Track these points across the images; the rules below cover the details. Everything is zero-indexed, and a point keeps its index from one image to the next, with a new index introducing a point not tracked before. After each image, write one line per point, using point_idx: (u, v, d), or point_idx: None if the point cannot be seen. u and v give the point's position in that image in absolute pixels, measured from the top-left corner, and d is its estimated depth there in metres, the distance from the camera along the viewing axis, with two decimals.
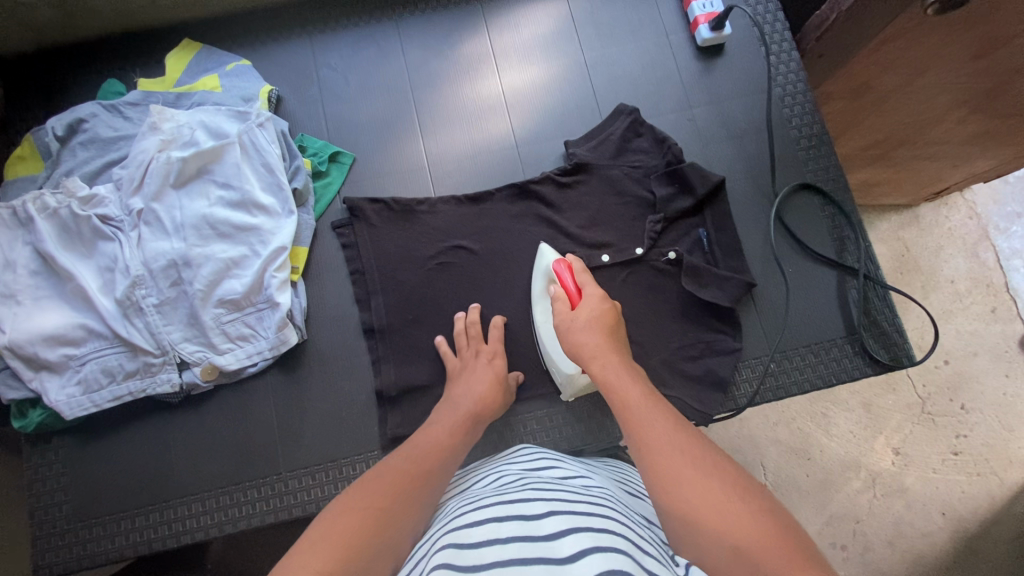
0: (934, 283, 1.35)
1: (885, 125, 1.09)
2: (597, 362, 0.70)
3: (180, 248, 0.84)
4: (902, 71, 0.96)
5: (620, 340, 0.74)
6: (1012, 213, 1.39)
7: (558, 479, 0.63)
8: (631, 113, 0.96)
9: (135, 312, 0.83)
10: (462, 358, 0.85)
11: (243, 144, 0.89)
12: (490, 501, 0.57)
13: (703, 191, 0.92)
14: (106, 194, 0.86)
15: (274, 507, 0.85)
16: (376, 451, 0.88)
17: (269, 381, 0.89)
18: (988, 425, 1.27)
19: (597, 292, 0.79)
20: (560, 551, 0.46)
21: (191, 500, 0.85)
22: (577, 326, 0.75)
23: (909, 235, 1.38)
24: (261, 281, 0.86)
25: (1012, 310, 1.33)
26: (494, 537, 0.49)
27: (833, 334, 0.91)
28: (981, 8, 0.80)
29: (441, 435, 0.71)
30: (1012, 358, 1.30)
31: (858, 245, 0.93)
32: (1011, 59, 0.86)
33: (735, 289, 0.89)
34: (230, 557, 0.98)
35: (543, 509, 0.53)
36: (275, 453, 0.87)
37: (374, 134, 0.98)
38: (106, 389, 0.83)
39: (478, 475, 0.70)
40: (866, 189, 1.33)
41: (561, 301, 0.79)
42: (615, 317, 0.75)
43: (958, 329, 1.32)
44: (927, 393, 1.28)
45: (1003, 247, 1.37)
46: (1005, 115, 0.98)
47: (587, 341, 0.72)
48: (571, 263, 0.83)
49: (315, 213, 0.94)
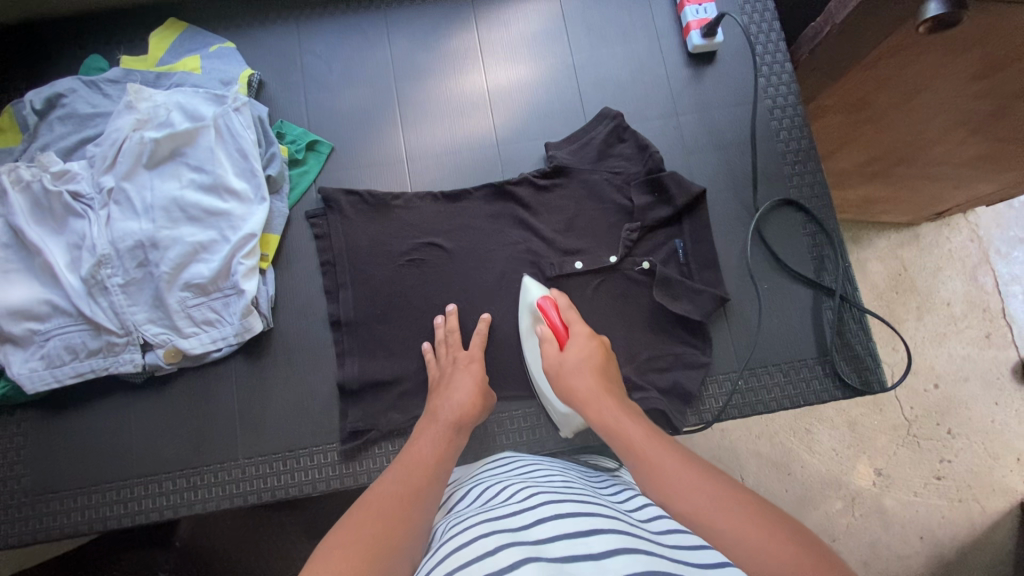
0: (929, 305, 1.33)
1: (883, 143, 1.06)
2: (593, 408, 0.67)
3: (148, 229, 0.84)
4: (899, 89, 0.93)
5: (613, 378, 0.72)
6: (1014, 237, 1.36)
7: (543, 483, 0.62)
8: (615, 118, 0.95)
9: (100, 292, 0.83)
10: (441, 366, 0.85)
11: (218, 127, 0.88)
12: (477, 518, 0.55)
13: (682, 201, 0.90)
14: (79, 170, 0.86)
15: (230, 494, 0.85)
16: (335, 444, 0.88)
17: (232, 367, 0.89)
18: (973, 452, 1.25)
19: (584, 330, 0.77)
20: (549, 553, 0.45)
21: (148, 480, 0.85)
22: (567, 368, 0.73)
23: (907, 254, 1.36)
24: (228, 267, 0.85)
25: (1006, 337, 1.31)
26: (482, 551, 0.47)
27: (804, 354, 0.90)
28: (982, 25, 0.77)
29: (431, 450, 0.70)
30: (1004, 385, 1.28)
31: (837, 266, 0.91)
32: (1013, 81, 0.83)
33: (707, 302, 0.87)
34: (199, 536, 1.00)
35: (529, 517, 0.51)
36: (235, 439, 0.87)
37: (354, 124, 0.97)
38: (69, 365, 0.83)
39: (464, 492, 0.68)
40: (865, 206, 1.31)
41: (549, 343, 0.77)
42: (605, 353, 0.74)
43: (950, 353, 1.30)
44: (913, 416, 1.26)
45: (1002, 272, 1.34)
46: (1006, 138, 0.96)
47: (582, 386, 0.70)
48: (554, 299, 0.81)
49: (288, 202, 0.93)
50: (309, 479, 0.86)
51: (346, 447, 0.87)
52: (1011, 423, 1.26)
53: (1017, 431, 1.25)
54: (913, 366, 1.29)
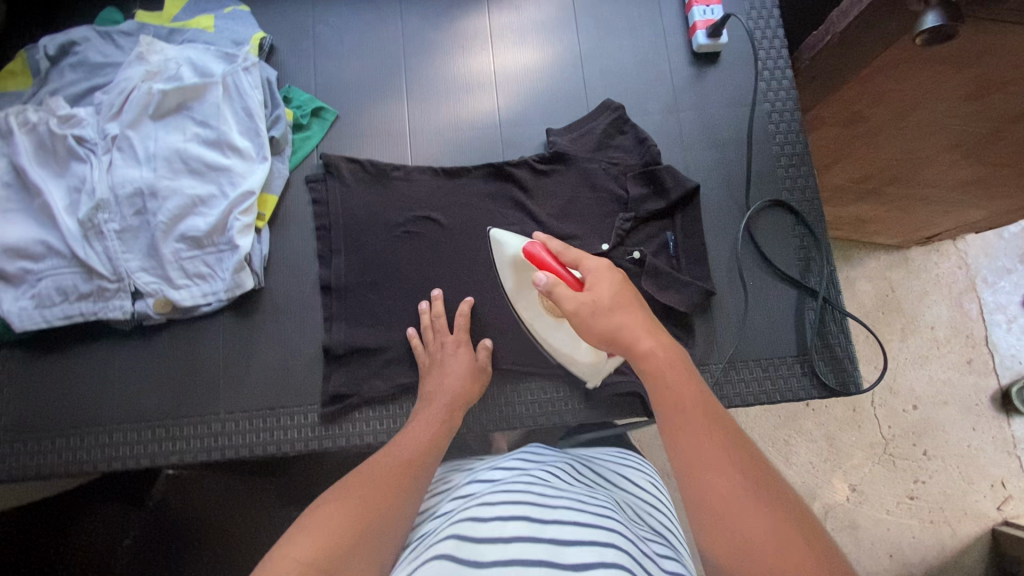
0: (913, 327, 1.35)
1: (878, 160, 1.08)
2: (633, 345, 0.60)
3: (149, 177, 0.85)
4: (895, 106, 0.94)
5: (647, 310, 0.65)
6: (1001, 267, 1.38)
7: (562, 482, 0.65)
8: (616, 110, 0.97)
9: (95, 236, 0.83)
10: (431, 353, 0.86)
11: (226, 85, 0.89)
12: (496, 494, 0.59)
13: (676, 195, 0.93)
14: (85, 115, 0.87)
15: (208, 447, 0.86)
16: (316, 406, 0.89)
17: (220, 323, 0.90)
18: (947, 475, 1.27)
19: (600, 267, 0.66)
20: (565, 558, 0.49)
21: (127, 427, 0.86)
22: (600, 307, 0.62)
23: (895, 275, 1.38)
24: (224, 223, 0.86)
25: (988, 364, 1.33)
26: (501, 532, 0.52)
27: (784, 352, 0.91)
28: (975, 45, 0.80)
29: (426, 429, 0.76)
30: (982, 412, 1.30)
31: (821, 268, 0.93)
32: (1003, 103, 0.87)
33: (694, 295, 0.90)
34: (172, 497, 1.00)
35: (552, 513, 0.55)
36: (217, 392, 0.88)
37: (360, 96, 0.99)
38: (59, 306, 0.83)
39: (475, 470, 0.73)
40: (858, 224, 1.33)
41: (560, 287, 0.64)
42: (632, 285, 0.65)
43: (931, 376, 1.32)
44: (891, 435, 1.28)
45: (988, 301, 1.37)
46: (996, 163, 1.00)
47: (623, 327, 0.61)
48: (547, 243, 0.69)
49: (289, 164, 0.94)
50: (288, 438, 0.87)
51: (327, 411, 0.88)
52: (986, 449, 1.28)
53: (991, 458, 1.28)
54: (894, 387, 1.31)
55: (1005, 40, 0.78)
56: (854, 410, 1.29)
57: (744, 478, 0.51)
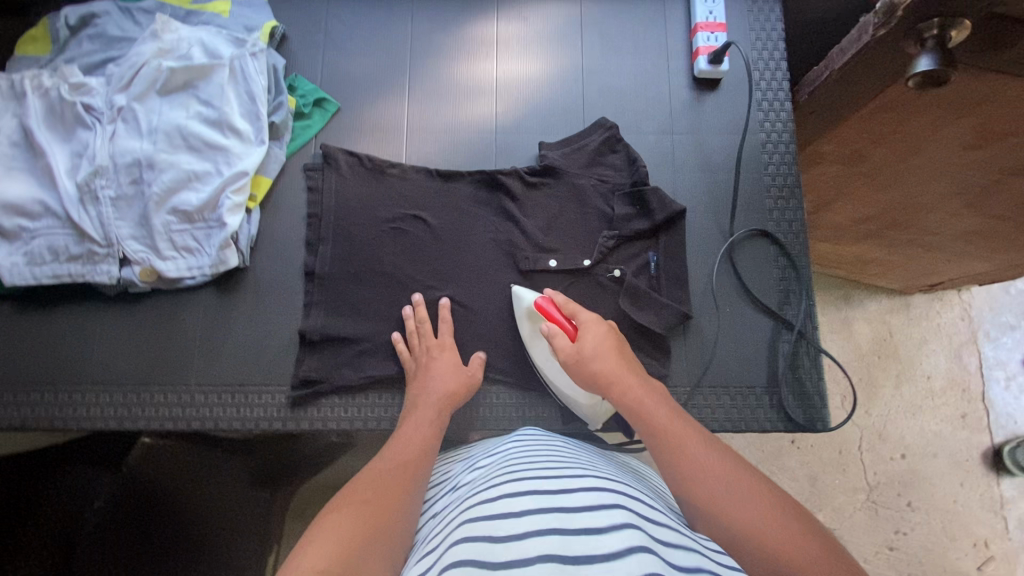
0: (909, 375, 1.33)
1: (877, 202, 1.07)
2: (618, 388, 0.70)
3: (147, 149, 0.87)
4: (896, 146, 0.93)
5: (630, 359, 0.75)
6: (1005, 323, 1.36)
7: (566, 459, 0.66)
8: (610, 129, 0.98)
9: (91, 201, 0.86)
10: (416, 356, 0.87)
11: (232, 68, 0.92)
12: (500, 479, 0.60)
13: (660, 216, 0.93)
14: (95, 86, 0.90)
15: (175, 416, 0.88)
16: (286, 387, 0.90)
17: (201, 297, 0.92)
18: (930, 529, 1.24)
19: (591, 318, 0.79)
20: (579, 521, 0.50)
21: (101, 389, 0.88)
22: (588, 354, 0.74)
23: (895, 321, 1.37)
24: (216, 200, 0.88)
25: (982, 420, 1.31)
26: (515, 508, 0.53)
27: (753, 382, 0.91)
28: (979, 93, 0.79)
29: (421, 428, 0.76)
30: (971, 468, 1.28)
31: (800, 302, 0.92)
32: (1007, 154, 0.85)
33: (669, 317, 0.90)
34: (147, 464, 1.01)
35: (559, 485, 0.56)
36: (191, 364, 0.90)
37: (364, 91, 1.01)
38: (49, 265, 0.86)
39: (474, 458, 0.74)
40: (861, 265, 1.31)
41: (560, 337, 0.76)
42: (616, 337, 0.77)
43: (922, 427, 1.30)
44: (875, 482, 1.27)
45: (988, 356, 1.34)
46: (1000, 216, 0.98)
47: (605, 368, 0.72)
48: (552, 297, 0.84)
49: (287, 150, 0.97)
50: (254, 415, 0.89)
51: (297, 394, 0.89)
52: (971, 507, 1.25)
53: (977, 516, 1.25)
54: (883, 433, 1.29)
55: (1012, 89, 0.77)
56: (840, 453, 1.28)
57: (731, 475, 0.58)
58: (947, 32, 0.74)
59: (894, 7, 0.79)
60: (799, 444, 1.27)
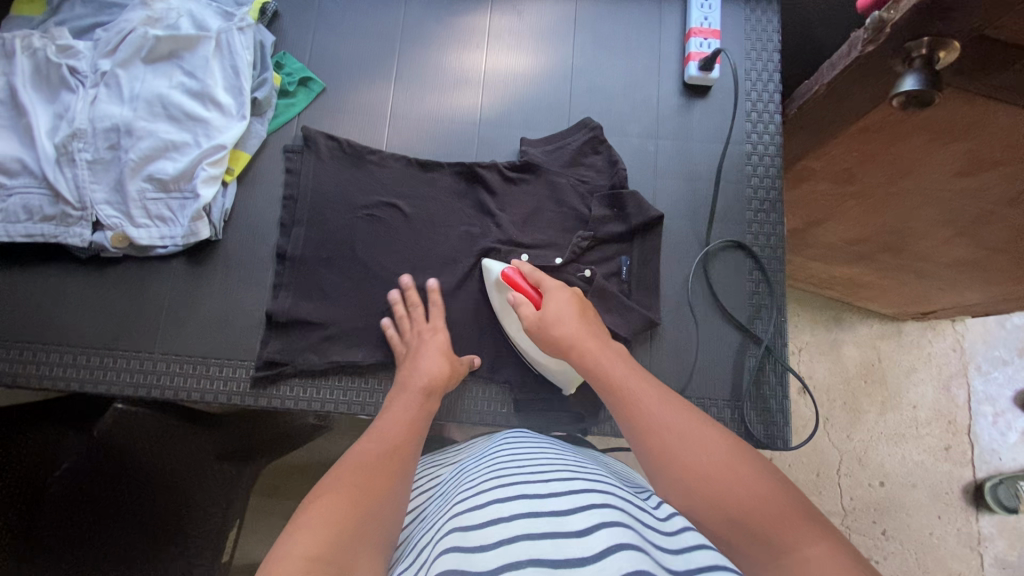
0: (895, 402, 1.31)
1: (870, 225, 1.02)
2: (577, 353, 0.68)
3: (127, 116, 0.88)
4: (885, 168, 0.87)
5: (595, 323, 0.73)
6: (997, 357, 1.33)
7: (563, 463, 0.63)
8: (593, 129, 0.97)
9: (67, 163, 0.87)
10: (407, 340, 0.86)
11: (218, 41, 0.92)
12: (489, 483, 0.58)
13: (637, 221, 0.93)
14: (82, 49, 0.90)
15: (135, 382, 0.88)
16: (247, 363, 0.90)
17: (172, 267, 0.92)
18: (903, 559, 1.22)
19: (556, 285, 0.77)
20: (571, 526, 0.47)
21: (64, 349, 0.88)
22: (549, 321, 0.72)
23: (884, 347, 1.34)
24: (192, 171, 0.89)
25: (966, 454, 1.28)
26: (500, 516, 0.51)
27: (717, 395, 0.90)
28: (961, 121, 0.74)
29: (413, 416, 0.72)
30: (950, 501, 1.26)
31: (770, 317, 0.91)
32: (997, 185, 0.80)
33: (637, 322, 0.89)
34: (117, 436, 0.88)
35: (550, 490, 0.54)
36: (156, 332, 0.90)
37: (352, 74, 1.01)
38: (22, 224, 0.86)
39: (468, 460, 0.72)
40: (852, 288, 1.28)
41: (524, 306, 0.76)
42: (581, 302, 0.74)
43: (903, 455, 1.28)
44: (851, 507, 1.25)
45: (978, 390, 1.32)
46: (993, 249, 0.93)
47: (567, 333, 0.70)
48: (519, 268, 0.82)
49: (268, 127, 0.97)
50: (213, 387, 0.89)
51: (259, 374, 0.88)
52: (947, 540, 1.24)
53: (952, 550, 1.23)
54: (863, 459, 1.28)
55: (1000, 119, 0.71)
56: (817, 475, 1.26)
57: (682, 421, 0.56)
58: (936, 52, 0.69)
59: (882, 24, 0.75)
60: (777, 463, 1.26)
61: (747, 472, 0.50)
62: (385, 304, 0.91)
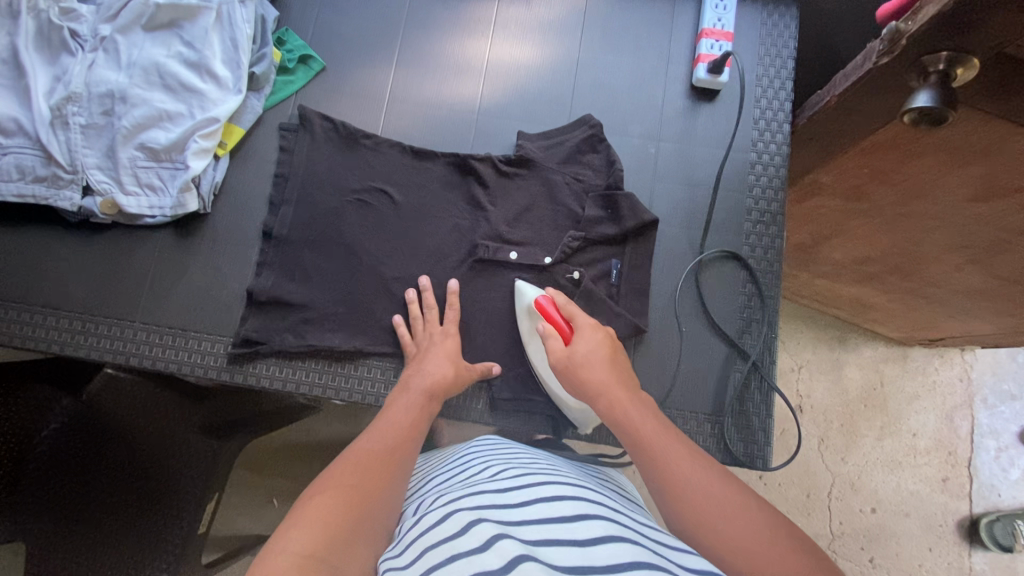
0: (894, 429, 1.27)
1: (876, 243, 0.98)
2: (603, 399, 0.65)
3: (122, 82, 0.87)
4: (898, 188, 0.83)
5: (624, 369, 0.70)
6: (1005, 391, 1.29)
7: (536, 466, 0.62)
8: (593, 127, 0.95)
9: (61, 126, 0.86)
10: (418, 341, 0.85)
11: (219, 13, 0.92)
12: (456, 494, 0.56)
13: (629, 223, 0.90)
14: (85, 12, 0.90)
15: (115, 349, 0.88)
16: (226, 338, 0.90)
17: (160, 237, 0.92)
18: None
19: (589, 322, 0.74)
20: (527, 536, 0.46)
21: (50, 312, 0.89)
22: (577, 361, 0.69)
23: (888, 371, 1.30)
24: (184, 142, 0.88)
25: (963, 488, 1.24)
26: (465, 523, 0.48)
27: (699, 408, 0.88)
28: (978, 143, 0.70)
29: (404, 415, 0.71)
30: (943, 534, 1.22)
31: (760, 332, 0.89)
32: (1011, 213, 0.75)
33: (621, 327, 0.87)
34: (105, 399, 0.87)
35: (517, 496, 0.52)
36: (139, 301, 0.91)
37: (355, 55, 1.00)
38: (13, 183, 0.86)
39: (446, 465, 0.70)
40: (857, 308, 1.24)
41: (554, 338, 0.72)
42: (612, 345, 0.71)
43: (898, 483, 1.24)
44: (839, 531, 1.22)
45: (982, 423, 1.27)
46: (1005, 278, 0.89)
47: (595, 377, 0.67)
48: (553, 297, 0.79)
49: (265, 103, 0.97)
50: (191, 360, 0.89)
51: (235, 351, 0.88)
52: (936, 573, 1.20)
53: None
54: (856, 484, 1.24)
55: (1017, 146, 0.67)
56: (808, 496, 1.23)
57: (716, 486, 0.53)
58: (953, 69, 0.65)
59: (899, 35, 0.70)
60: (766, 481, 1.23)
61: (787, 554, 0.47)
62: (368, 290, 0.90)
